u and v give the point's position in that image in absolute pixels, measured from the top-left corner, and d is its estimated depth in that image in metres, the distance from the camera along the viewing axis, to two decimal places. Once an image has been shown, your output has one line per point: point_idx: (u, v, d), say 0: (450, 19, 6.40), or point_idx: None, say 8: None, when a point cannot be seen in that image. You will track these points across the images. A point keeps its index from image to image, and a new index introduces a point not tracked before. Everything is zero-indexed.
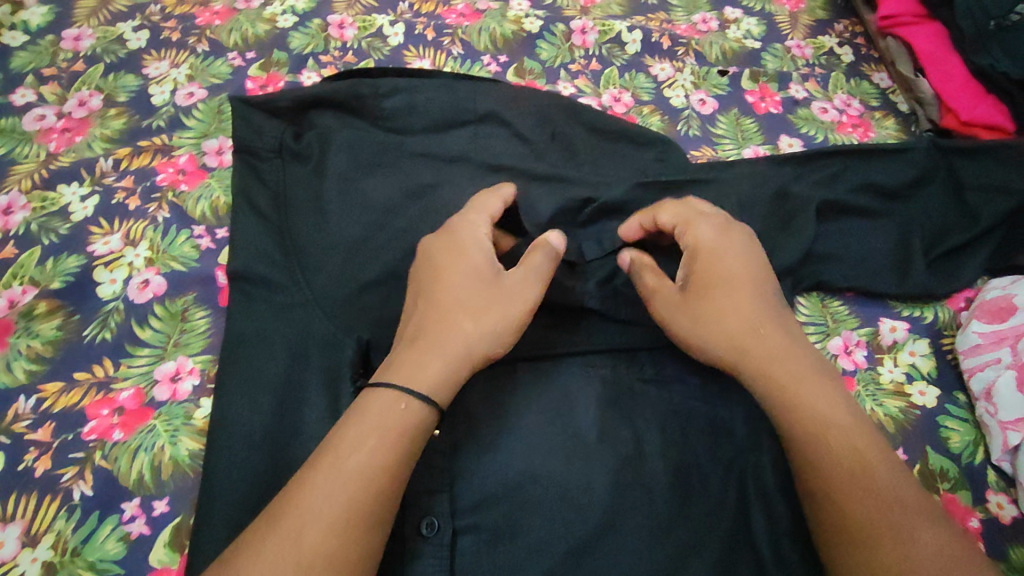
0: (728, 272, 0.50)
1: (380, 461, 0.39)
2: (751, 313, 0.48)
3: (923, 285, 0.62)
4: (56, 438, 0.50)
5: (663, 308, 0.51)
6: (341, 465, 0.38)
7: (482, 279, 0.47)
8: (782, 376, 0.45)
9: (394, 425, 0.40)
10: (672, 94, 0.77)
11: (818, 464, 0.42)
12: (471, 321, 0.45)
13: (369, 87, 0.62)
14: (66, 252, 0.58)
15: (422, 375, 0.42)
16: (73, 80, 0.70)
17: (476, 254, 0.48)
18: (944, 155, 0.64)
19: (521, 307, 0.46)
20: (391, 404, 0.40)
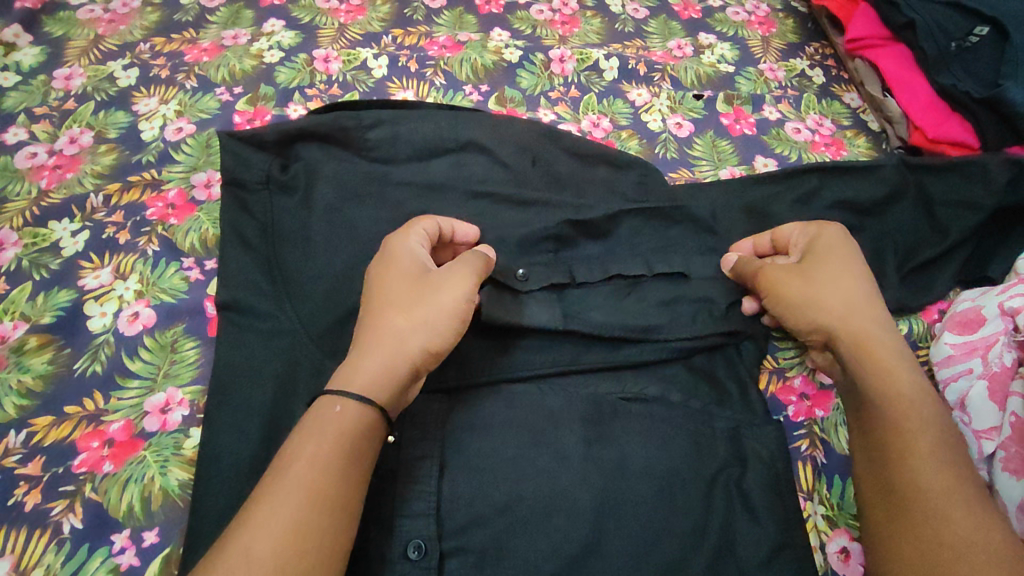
0: (842, 265, 0.55)
1: (321, 466, 0.40)
2: (856, 300, 0.53)
3: (897, 299, 0.64)
4: (46, 471, 0.50)
5: (774, 281, 0.55)
6: (284, 476, 0.39)
7: (410, 281, 0.49)
8: (881, 358, 0.50)
9: (330, 428, 0.41)
10: (649, 118, 0.80)
11: (908, 435, 0.47)
12: (402, 313, 0.47)
13: (352, 120, 0.64)
14: (57, 287, 0.59)
15: (362, 374, 0.44)
16: (64, 118, 0.72)
17: (406, 262, 0.50)
18: (913, 172, 0.66)
19: (459, 298, 0.48)
20: (329, 409, 0.42)
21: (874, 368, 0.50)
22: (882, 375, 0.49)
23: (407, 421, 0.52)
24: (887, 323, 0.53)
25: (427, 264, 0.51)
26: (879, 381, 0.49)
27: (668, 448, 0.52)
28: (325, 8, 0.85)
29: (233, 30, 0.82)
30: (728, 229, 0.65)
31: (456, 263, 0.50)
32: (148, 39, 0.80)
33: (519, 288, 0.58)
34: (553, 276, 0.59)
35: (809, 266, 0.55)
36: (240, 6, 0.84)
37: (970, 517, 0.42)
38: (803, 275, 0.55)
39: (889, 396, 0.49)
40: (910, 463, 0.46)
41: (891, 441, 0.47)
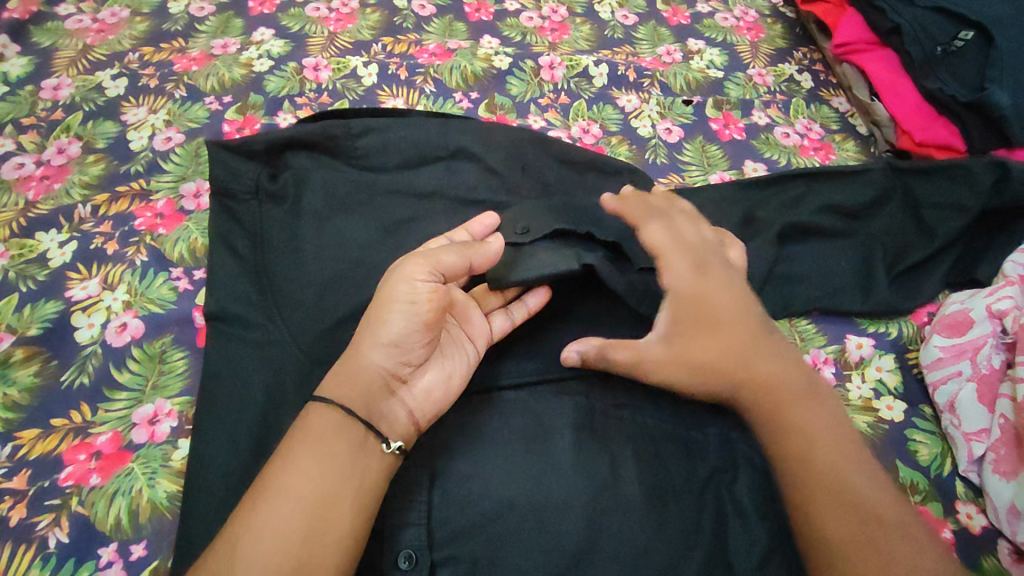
0: (721, 293, 0.51)
1: (294, 465, 0.41)
2: (720, 328, 0.49)
3: (886, 302, 0.64)
4: (32, 485, 0.50)
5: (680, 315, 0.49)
6: (264, 480, 0.41)
7: (377, 291, 0.50)
8: (765, 390, 0.47)
9: (304, 433, 0.43)
10: (639, 124, 0.80)
11: (815, 469, 0.43)
12: (361, 322, 0.47)
13: (341, 127, 0.65)
14: (44, 298, 0.58)
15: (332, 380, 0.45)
16: (52, 128, 0.71)
17: (387, 275, 0.51)
18: (899, 175, 0.67)
19: (400, 288, 0.46)
20: (315, 415, 0.43)
21: (749, 401, 0.47)
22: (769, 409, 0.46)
23: None
24: (774, 351, 0.49)
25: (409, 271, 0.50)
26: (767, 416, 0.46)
27: (660, 454, 0.52)
28: (315, 17, 0.85)
29: (222, 40, 0.82)
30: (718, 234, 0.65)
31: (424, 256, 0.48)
32: (137, 48, 0.80)
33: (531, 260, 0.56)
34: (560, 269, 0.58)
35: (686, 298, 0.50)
36: (229, 16, 0.85)
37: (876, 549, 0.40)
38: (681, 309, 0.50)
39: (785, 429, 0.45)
40: (811, 501, 0.42)
41: (799, 474, 0.43)
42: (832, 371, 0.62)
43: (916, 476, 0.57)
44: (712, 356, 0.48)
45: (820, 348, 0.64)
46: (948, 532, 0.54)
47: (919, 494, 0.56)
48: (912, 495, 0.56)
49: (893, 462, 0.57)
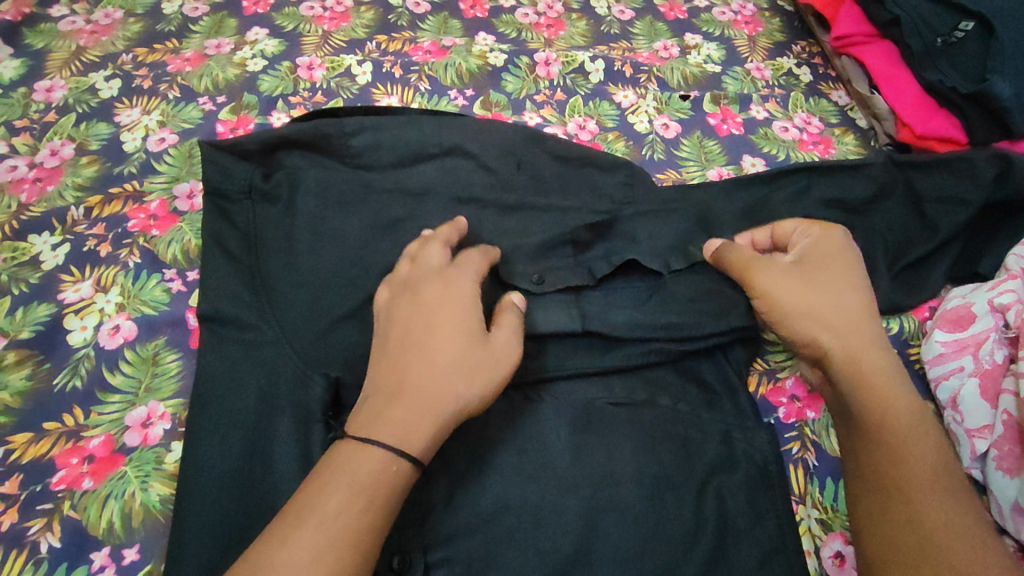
0: (834, 269, 0.55)
1: (367, 520, 0.39)
2: (837, 302, 0.53)
3: (890, 299, 0.64)
4: (24, 489, 0.48)
5: (771, 282, 0.55)
6: (326, 522, 0.38)
7: (468, 334, 0.46)
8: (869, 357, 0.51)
9: (380, 486, 0.40)
10: (636, 120, 0.79)
11: (902, 438, 0.48)
12: (463, 379, 0.44)
13: (334, 127, 0.65)
14: (36, 301, 0.57)
15: (403, 426, 0.41)
16: (45, 131, 0.71)
17: (466, 311, 0.47)
18: (901, 169, 0.66)
19: (506, 366, 0.46)
20: (393, 468, 0.40)
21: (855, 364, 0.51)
22: (868, 370, 0.50)
23: None
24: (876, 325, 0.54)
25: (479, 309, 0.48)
26: (865, 377, 0.50)
27: (658, 453, 0.51)
28: (309, 16, 0.85)
29: (216, 40, 0.81)
30: (714, 231, 0.65)
31: (506, 325, 0.48)
32: (131, 50, 0.80)
33: (534, 289, 0.58)
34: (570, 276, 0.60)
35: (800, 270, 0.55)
36: (222, 16, 0.85)
37: (956, 530, 0.44)
38: (797, 280, 0.54)
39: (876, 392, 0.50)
40: (896, 465, 0.47)
41: (890, 433, 0.48)
42: None
43: None
44: (825, 306, 0.53)
45: None
46: None
47: None
48: None
49: None
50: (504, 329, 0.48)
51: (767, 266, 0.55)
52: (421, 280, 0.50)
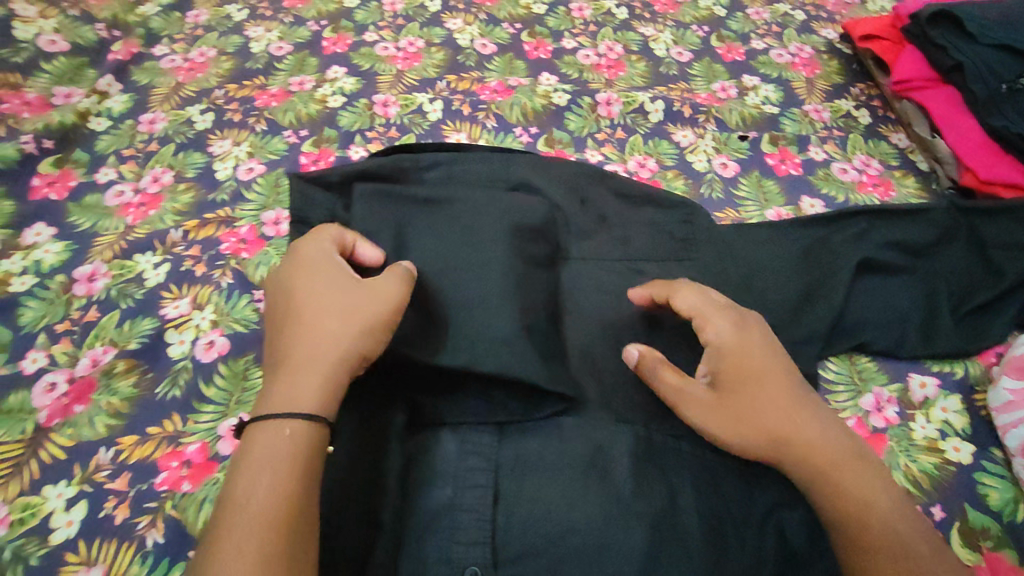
0: (735, 361, 0.53)
1: (281, 489, 0.42)
2: (768, 408, 0.51)
3: (953, 343, 0.64)
4: (132, 487, 0.52)
5: (689, 405, 0.51)
6: (241, 503, 0.41)
7: (339, 296, 0.51)
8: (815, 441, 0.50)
9: (280, 457, 0.43)
10: (695, 159, 0.82)
11: (851, 513, 0.47)
12: (344, 332, 0.49)
13: (410, 161, 0.71)
14: (141, 315, 0.62)
15: (309, 391, 0.46)
16: (148, 159, 0.77)
17: (316, 279, 0.52)
18: (965, 215, 0.67)
19: (382, 309, 0.51)
20: (282, 437, 0.44)
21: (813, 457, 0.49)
22: (813, 465, 0.49)
23: (460, 452, 0.54)
24: (794, 398, 0.52)
25: (327, 273, 0.53)
26: (814, 472, 0.49)
27: (718, 487, 0.53)
28: (384, 56, 0.92)
29: (299, 77, 0.88)
30: (773, 271, 0.66)
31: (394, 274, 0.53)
32: (223, 85, 0.87)
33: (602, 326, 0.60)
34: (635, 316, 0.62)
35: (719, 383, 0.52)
36: (304, 55, 0.91)
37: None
38: (721, 401, 0.51)
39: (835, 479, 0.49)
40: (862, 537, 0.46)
41: (839, 513, 0.48)
42: (896, 410, 0.61)
43: (986, 520, 0.55)
44: (743, 410, 0.51)
45: (882, 387, 0.63)
46: None
47: (990, 539, 0.54)
48: (982, 540, 0.54)
49: (961, 505, 0.56)
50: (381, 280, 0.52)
51: (694, 391, 0.52)
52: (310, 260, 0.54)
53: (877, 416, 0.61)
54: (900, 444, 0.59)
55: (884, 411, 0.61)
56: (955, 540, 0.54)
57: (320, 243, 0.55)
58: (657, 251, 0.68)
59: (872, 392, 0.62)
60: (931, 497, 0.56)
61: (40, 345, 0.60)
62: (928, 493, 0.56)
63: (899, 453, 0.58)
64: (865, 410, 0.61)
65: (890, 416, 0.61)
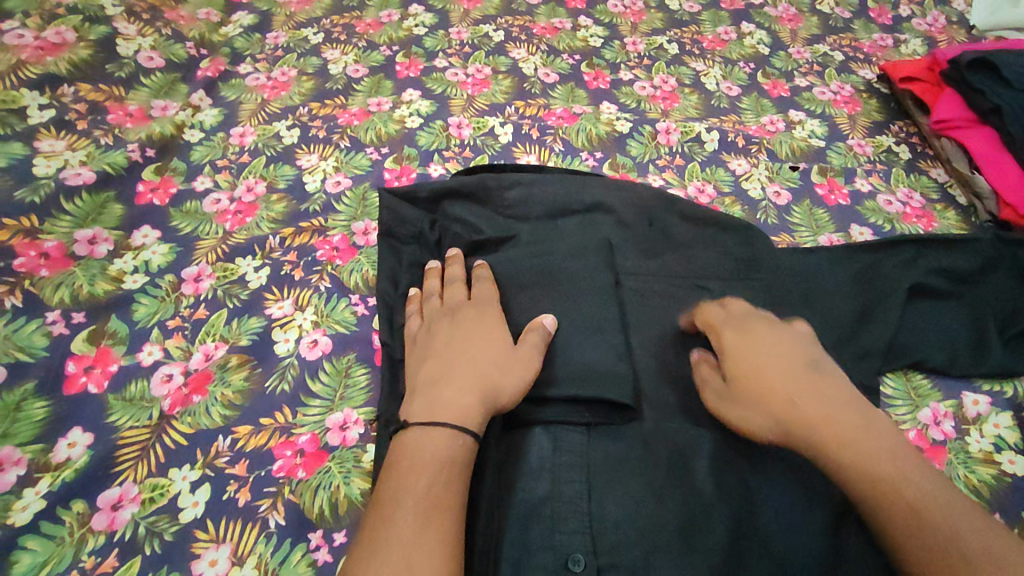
0: (758, 359, 0.58)
1: (446, 489, 0.48)
2: (782, 385, 0.55)
3: (1003, 363, 0.68)
4: (251, 472, 0.57)
5: (713, 401, 0.58)
6: (412, 494, 0.47)
7: (495, 348, 0.58)
8: (840, 425, 0.51)
9: (445, 462, 0.50)
10: (750, 186, 0.87)
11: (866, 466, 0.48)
12: (498, 376, 0.56)
13: (493, 181, 0.76)
14: (247, 314, 0.67)
15: (458, 408, 0.52)
16: (241, 170, 0.82)
17: (482, 327, 0.60)
18: (1009, 247, 0.73)
19: (530, 371, 0.57)
20: (444, 443, 0.50)
21: (821, 422, 0.51)
22: (829, 425, 0.51)
23: (553, 448, 0.58)
24: (807, 377, 0.55)
25: (492, 322, 0.61)
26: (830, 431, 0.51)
27: (797, 490, 0.57)
28: (454, 81, 0.97)
29: (377, 98, 0.94)
30: (831, 292, 0.71)
31: (531, 343, 0.59)
32: (306, 104, 0.92)
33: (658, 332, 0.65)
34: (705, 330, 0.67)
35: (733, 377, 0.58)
36: (380, 78, 0.97)
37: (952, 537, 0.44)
38: (734, 393, 0.57)
39: (844, 443, 0.50)
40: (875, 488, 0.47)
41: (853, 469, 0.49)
42: (952, 425, 0.66)
43: None
44: (757, 391, 0.55)
45: (938, 402, 0.67)
46: None
47: None
48: None
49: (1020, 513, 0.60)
50: (527, 345, 0.59)
51: (713, 389, 0.59)
52: (448, 304, 0.63)
53: (936, 429, 0.65)
54: (958, 456, 0.63)
55: (942, 425, 0.65)
56: None
57: (486, 296, 0.64)
58: (723, 270, 0.73)
59: (929, 407, 0.67)
60: (991, 506, 0.60)
61: (154, 339, 0.65)
62: (988, 502, 0.60)
63: (958, 464, 0.63)
64: (924, 424, 0.65)
65: (948, 430, 0.65)
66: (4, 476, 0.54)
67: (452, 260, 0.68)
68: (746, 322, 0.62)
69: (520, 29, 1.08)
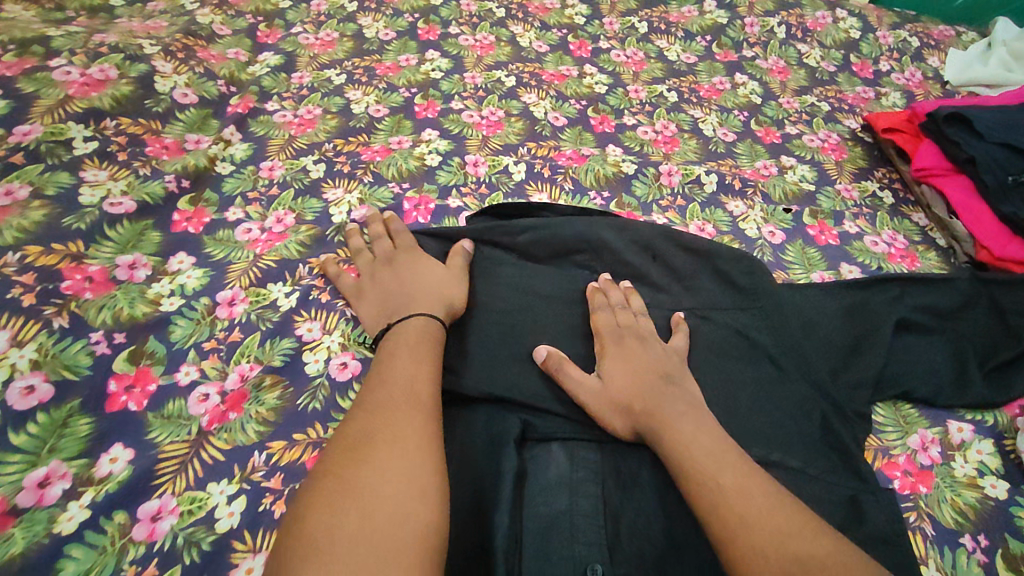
0: (645, 392, 0.62)
1: (425, 344, 0.64)
2: (638, 382, 0.64)
3: (984, 395, 0.74)
4: (286, 486, 0.61)
5: (587, 397, 0.64)
6: (394, 352, 0.62)
7: (430, 274, 0.73)
8: (693, 453, 0.56)
9: (419, 331, 0.65)
10: (747, 226, 0.93)
11: (667, 435, 0.58)
12: (441, 291, 0.71)
13: (506, 228, 0.81)
14: (279, 336, 0.71)
15: (417, 311, 0.68)
16: (270, 202, 0.87)
17: (410, 264, 0.75)
18: (985, 285, 0.80)
19: (463, 282, 0.73)
20: (414, 326, 0.66)
21: (646, 410, 0.61)
22: (651, 409, 0.61)
23: (571, 462, 0.63)
24: (659, 377, 0.64)
25: (419, 259, 0.76)
26: (652, 414, 0.61)
27: None
28: (470, 122, 1.04)
29: (398, 137, 1.00)
30: (824, 325, 0.77)
31: (454, 266, 0.75)
32: (331, 140, 0.98)
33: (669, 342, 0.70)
34: (710, 363, 0.72)
35: (606, 378, 0.65)
36: (400, 117, 1.03)
37: (721, 475, 0.54)
38: (604, 390, 0.64)
39: (657, 419, 0.60)
40: (674, 449, 0.57)
41: (660, 436, 0.59)
42: (939, 450, 0.70)
43: None
44: (622, 391, 0.63)
45: (925, 429, 0.72)
46: None
47: None
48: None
49: (1002, 534, 0.64)
50: (452, 268, 0.75)
51: (590, 381, 0.65)
52: (383, 256, 0.77)
53: (924, 454, 0.70)
54: (945, 481, 0.68)
55: (929, 450, 0.70)
56: (999, 564, 0.62)
57: (405, 240, 0.79)
58: (725, 301, 0.78)
59: (917, 433, 0.71)
60: (976, 526, 0.64)
61: (191, 360, 0.68)
62: (973, 523, 0.65)
63: (945, 488, 0.67)
64: (913, 449, 0.70)
65: (934, 455, 0.70)
66: (50, 489, 0.56)
67: (382, 220, 0.82)
68: (617, 329, 0.70)
69: (530, 74, 1.15)
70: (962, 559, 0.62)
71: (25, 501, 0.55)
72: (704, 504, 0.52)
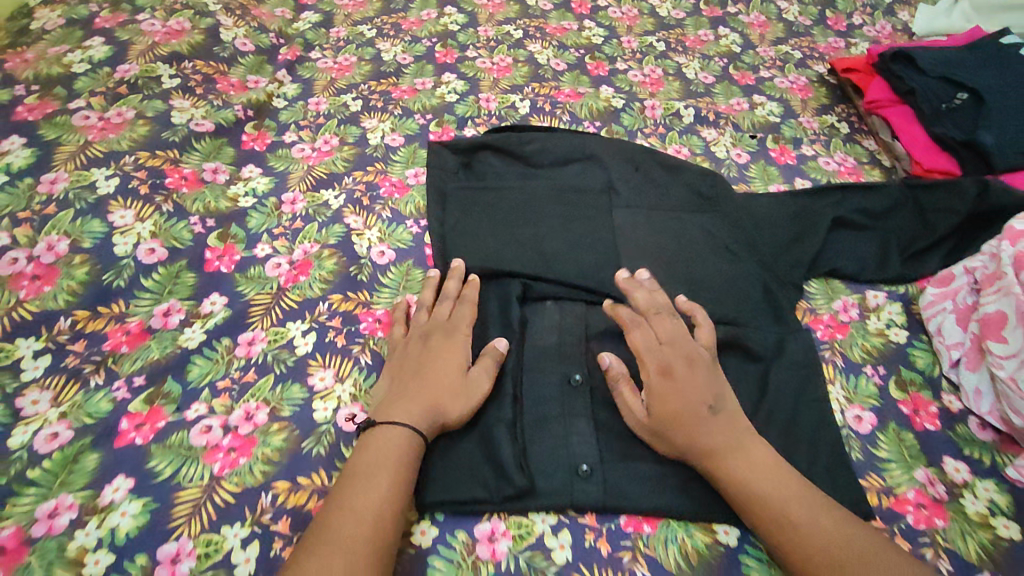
0: (696, 400, 0.68)
1: (401, 442, 0.65)
2: (689, 392, 0.68)
3: (899, 273, 0.91)
4: (345, 326, 0.80)
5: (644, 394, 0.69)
6: (371, 453, 0.64)
7: (455, 368, 0.72)
8: (746, 477, 0.64)
9: (396, 436, 0.65)
10: (717, 149, 1.10)
11: (720, 460, 0.65)
12: (449, 401, 0.69)
13: (516, 138, 0.99)
14: (332, 224, 0.91)
15: (413, 414, 0.67)
16: (318, 128, 1.05)
17: (451, 348, 0.74)
18: (911, 191, 0.95)
19: (478, 393, 0.71)
20: (392, 430, 0.65)
21: (699, 431, 0.66)
22: (704, 431, 0.66)
23: (561, 310, 0.82)
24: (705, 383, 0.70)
25: (462, 346, 0.74)
26: (705, 437, 0.66)
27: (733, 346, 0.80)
28: (483, 67, 1.21)
29: (422, 78, 1.17)
30: (773, 221, 0.92)
31: (484, 368, 0.72)
32: (366, 81, 1.16)
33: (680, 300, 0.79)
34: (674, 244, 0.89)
35: (660, 382, 0.69)
36: (423, 63, 1.21)
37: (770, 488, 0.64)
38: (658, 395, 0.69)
39: (708, 443, 0.66)
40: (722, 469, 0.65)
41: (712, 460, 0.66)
42: (857, 311, 0.87)
43: (914, 376, 0.81)
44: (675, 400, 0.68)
45: (847, 296, 0.89)
46: (933, 408, 0.78)
47: (915, 385, 0.80)
48: (910, 385, 0.80)
49: (897, 366, 0.82)
50: (481, 369, 0.72)
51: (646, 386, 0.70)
52: (428, 325, 0.76)
53: (844, 313, 0.87)
54: (857, 331, 0.85)
55: (849, 311, 0.87)
56: (891, 385, 0.80)
57: (461, 318, 0.77)
58: (691, 202, 0.95)
59: (841, 299, 0.89)
60: (878, 361, 0.82)
61: (265, 240, 0.87)
62: (876, 359, 0.82)
63: (857, 336, 0.85)
64: (836, 310, 0.87)
65: (853, 314, 0.87)
66: (171, 318, 0.78)
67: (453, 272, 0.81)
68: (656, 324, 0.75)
69: (535, 28, 1.32)
70: (862, 382, 0.80)
71: (156, 323, 0.77)
72: (764, 519, 0.62)
